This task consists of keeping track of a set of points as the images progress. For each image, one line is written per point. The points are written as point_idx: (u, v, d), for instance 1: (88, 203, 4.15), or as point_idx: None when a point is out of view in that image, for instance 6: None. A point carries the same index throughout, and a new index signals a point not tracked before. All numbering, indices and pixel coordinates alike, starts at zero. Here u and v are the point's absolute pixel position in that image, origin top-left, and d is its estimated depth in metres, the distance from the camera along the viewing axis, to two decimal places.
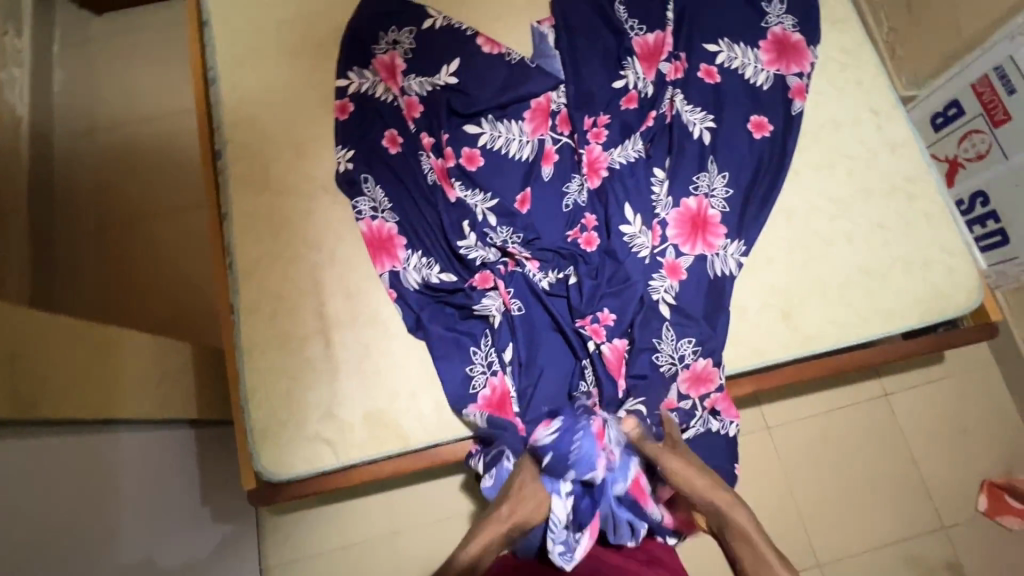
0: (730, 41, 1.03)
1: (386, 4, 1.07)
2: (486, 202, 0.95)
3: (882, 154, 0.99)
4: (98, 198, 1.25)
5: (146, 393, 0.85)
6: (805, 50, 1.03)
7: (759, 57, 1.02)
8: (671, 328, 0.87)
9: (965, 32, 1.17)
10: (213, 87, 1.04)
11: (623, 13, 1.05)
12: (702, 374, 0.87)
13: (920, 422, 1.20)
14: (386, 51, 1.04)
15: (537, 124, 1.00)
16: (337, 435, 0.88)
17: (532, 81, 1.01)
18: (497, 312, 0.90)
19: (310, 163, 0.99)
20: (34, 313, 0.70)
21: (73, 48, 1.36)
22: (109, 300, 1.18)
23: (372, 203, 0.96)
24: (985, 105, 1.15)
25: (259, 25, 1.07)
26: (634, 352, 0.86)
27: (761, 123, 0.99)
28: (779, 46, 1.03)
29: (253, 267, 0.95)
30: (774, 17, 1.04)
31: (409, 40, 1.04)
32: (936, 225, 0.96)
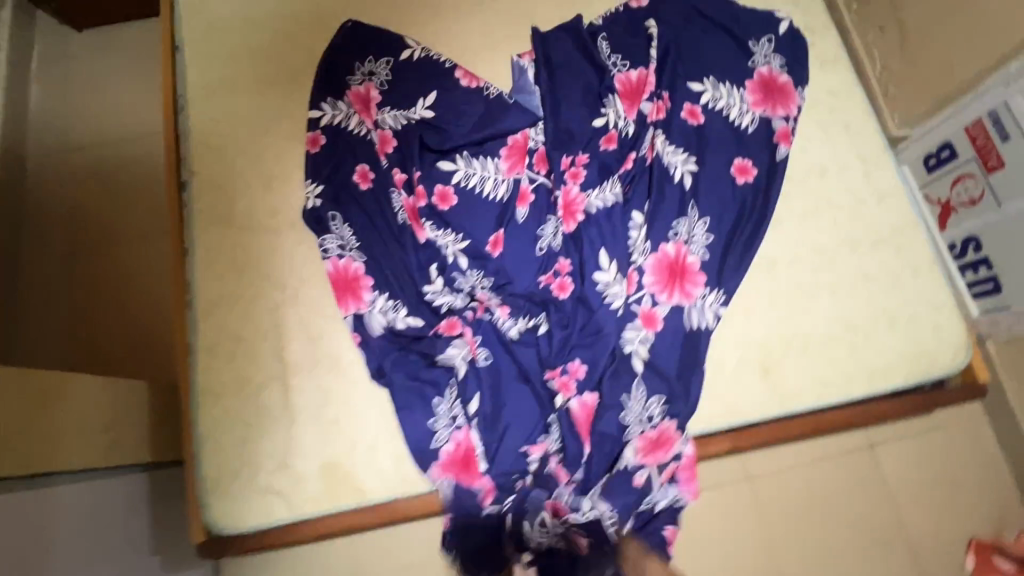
0: (716, 79, 0.99)
1: (363, 32, 1.03)
2: (457, 243, 0.92)
3: (869, 203, 0.96)
4: (68, 219, 1.21)
5: (93, 440, 0.81)
6: (793, 93, 1.00)
7: (744, 98, 0.99)
8: (641, 384, 0.84)
9: (958, 75, 1.14)
10: (183, 115, 1.01)
11: (607, 50, 1.01)
12: (663, 439, 0.84)
13: (908, 475, 1.16)
14: (361, 82, 1.00)
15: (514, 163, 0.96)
16: (291, 486, 0.84)
17: (510, 117, 0.97)
18: (463, 363, 0.86)
19: (278, 198, 0.96)
20: None
21: (50, 64, 1.29)
22: (75, 326, 1.14)
23: (339, 242, 0.92)
24: (978, 150, 1.11)
25: (232, 52, 1.04)
26: (601, 411, 0.83)
27: (745, 167, 0.96)
28: (766, 87, 1.00)
29: (213, 306, 0.91)
30: (760, 57, 1.01)
31: (386, 71, 1.00)
32: (924, 278, 0.93)
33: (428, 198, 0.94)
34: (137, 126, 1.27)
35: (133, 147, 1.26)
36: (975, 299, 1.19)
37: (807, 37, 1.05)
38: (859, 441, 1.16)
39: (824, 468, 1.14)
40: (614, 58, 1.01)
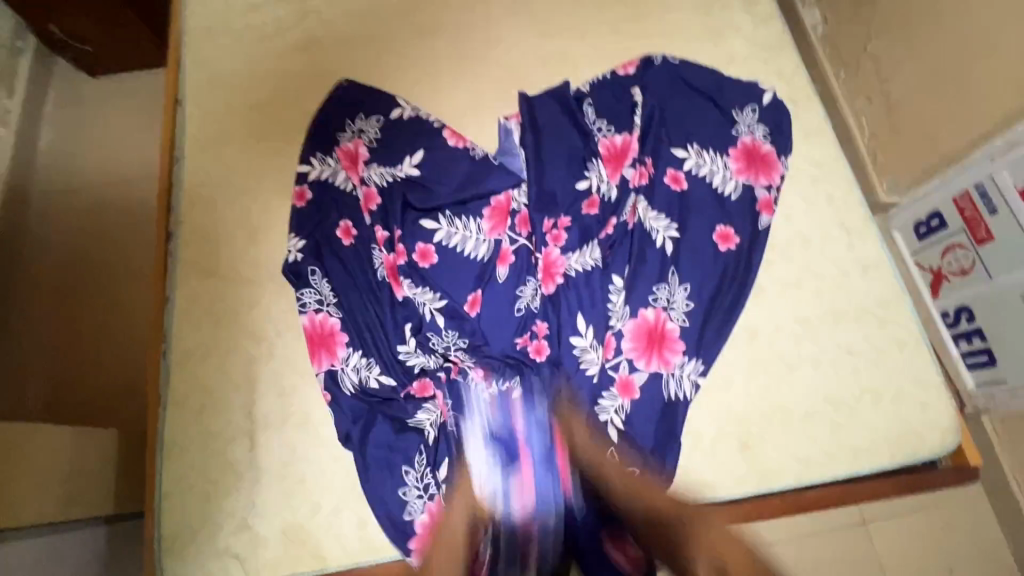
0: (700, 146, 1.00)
1: (355, 91, 1.05)
2: (435, 301, 0.91)
3: (852, 274, 0.95)
4: (63, 259, 1.23)
5: (52, 493, 0.80)
6: (775, 162, 1.00)
7: (727, 165, 0.99)
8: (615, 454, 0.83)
9: (944, 147, 1.15)
10: (178, 166, 1.03)
11: (592, 115, 1.03)
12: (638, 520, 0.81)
13: (904, 556, 1.10)
14: (351, 139, 1.01)
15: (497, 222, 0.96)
16: (248, 550, 0.82)
17: (493, 177, 0.98)
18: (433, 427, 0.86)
19: (261, 250, 0.97)
20: None
21: (62, 107, 1.35)
22: (58, 368, 1.15)
23: (317, 297, 0.92)
24: (967, 222, 1.10)
25: (230, 106, 1.07)
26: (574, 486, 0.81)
27: (728, 234, 0.95)
28: (748, 156, 1.00)
29: (187, 356, 0.91)
30: (743, 126, 1.02)
31: (376, 130, 1.02)
32: (910, 354, 0.91)
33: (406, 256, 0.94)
34: (138, 170, 1.31)
35: (133, 191, 1.29)
36: (970, 371, 1.16)
37: (790, 107, 1.07)
38: (852, 516, 1.11)
39: (813, 545, 1.09)
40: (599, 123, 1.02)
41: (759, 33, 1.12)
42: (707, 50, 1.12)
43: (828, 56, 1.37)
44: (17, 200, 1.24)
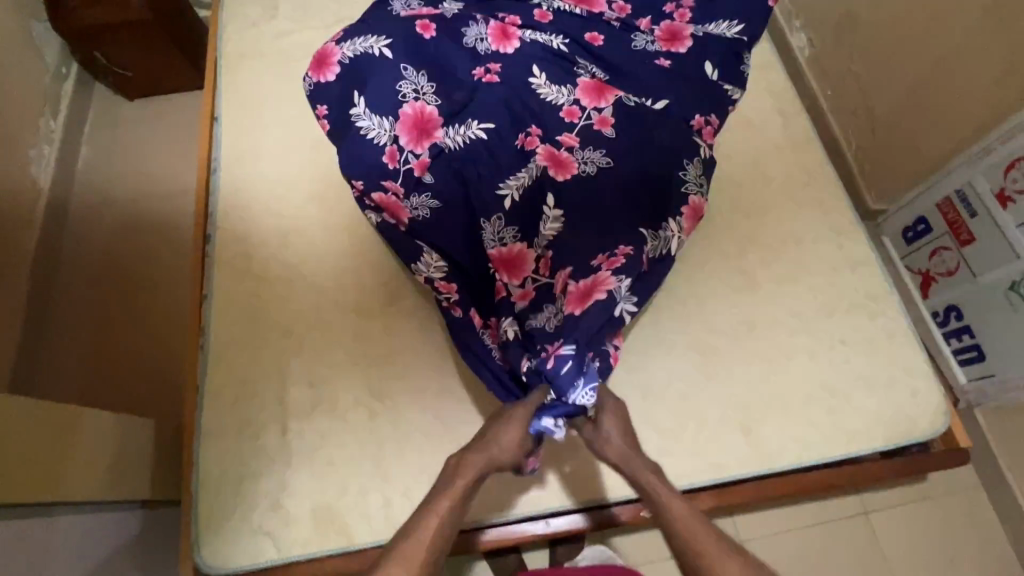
0: (414, 74, 1.06)
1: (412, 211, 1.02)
2: (427, 200, 0.99)
3: (843, 271, 1.02)
4: (100, 267, 1.30)
5: (100, 475, 0.85)
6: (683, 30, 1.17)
7: (574, 95, 1.06)
8: (561, 221, 0.95)
9: (925, 155, 1.23)
10: (214, 178, 1.11)
11: (410, 75, 1.05)
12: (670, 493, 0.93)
13: (901, 545, 1.14)
14: (409, 105, 1.02)
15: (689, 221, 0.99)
16: (280, 529, 0.87)
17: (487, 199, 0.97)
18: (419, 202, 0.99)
19: (293, 251, 1.05)
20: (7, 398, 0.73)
21: (102, 128, 1.45)
22: (94, 372, 1.21)
23: (380, 130, 1.02)
24: (950, 225, 1.18)
25: (261, 122, 1.15)
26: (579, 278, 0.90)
27: (712, 118, 1.10)
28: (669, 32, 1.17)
29: (223, 350, 0.97)
30: (585, 68, 1.11)
31: (431, 202, 0.99)
32: (899, 344, 0.97)
33: (536, 267, 0.93)
34: (172, 184, 1.40)
35: (164, 205, 1.38)
36: (962, 366, 1.21)
37: (780, 120, 1.15)
38: (853, 509, 1.15)
39: (817, 535, 1.13)
40: (405, 87, 1.04)
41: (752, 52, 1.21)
42: None
43: (814, 76, 1.46)
44: (59, 211, 1.33)
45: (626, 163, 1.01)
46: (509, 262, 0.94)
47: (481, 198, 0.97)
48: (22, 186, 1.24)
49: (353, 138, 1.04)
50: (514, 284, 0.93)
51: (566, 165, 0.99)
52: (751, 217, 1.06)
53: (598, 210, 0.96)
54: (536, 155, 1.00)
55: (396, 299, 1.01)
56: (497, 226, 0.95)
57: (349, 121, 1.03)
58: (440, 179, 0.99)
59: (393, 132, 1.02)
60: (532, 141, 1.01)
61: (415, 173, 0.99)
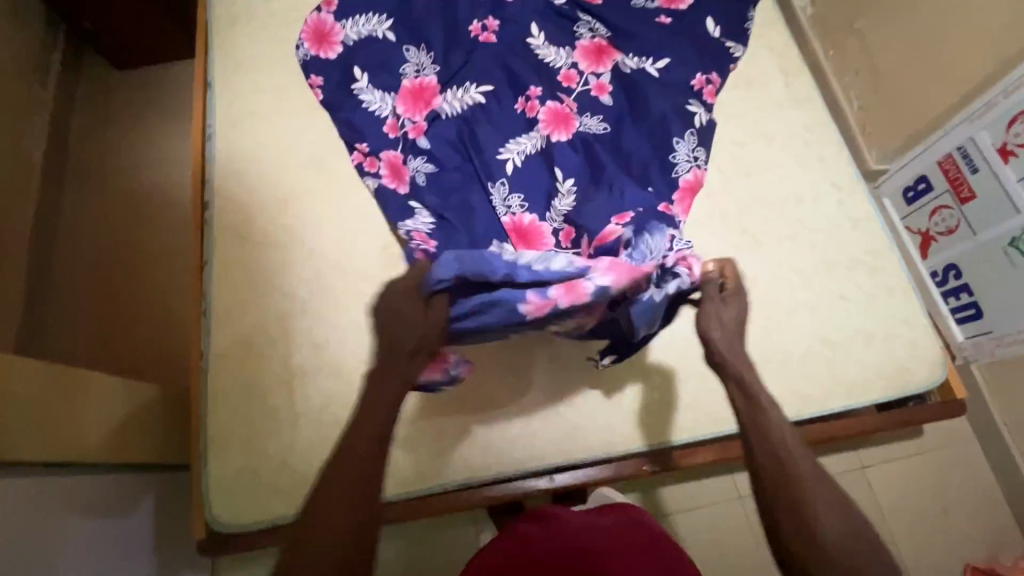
0: (416, 47, 1.07)
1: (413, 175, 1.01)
2: (424, 166, 0.98)
3: (844, 228, 1.02)
4: (99, 238, 1.30)
5: (109, 439, 0.86)
6: None
7: (572, 57, 1.06)
8: (575, 189, 0.94)
9: (927, 113, 1.22)
10: (211, 144, 1.09)
11: (412, 52, 1.07)
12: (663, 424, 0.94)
13: (897, 498, 1.17)
14: (410, 78, 1.05)
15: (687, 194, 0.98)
16: (290, 487, 0.88)
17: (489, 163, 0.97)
18: (421, 171, 0.98)
19: (293, 217, 1.04)
20: (15, 361, 0.73)
21: (93, 99, 1.42)
22: (99, 342, 1.22)
23: (380, 103, 1.05)
24: (951, 182, 1.18)
25: (256, 87, 1.13)
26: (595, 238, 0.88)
27: (713, 75, 1.08)
28: None
29: (226, 315, 0.97)
30: (585, 26, 1.09)
31: (428, 164, 0.98)
32: (899, 299, 0.98)
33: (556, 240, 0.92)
34: (167, 155, 1.38)
35: (161, 176, 1.36)
36: (959, 324, 1.23)
37: (782, 78, 1.14)
38: (850, 464, 1.17)
39: None
40: (407, 65, 1.06)
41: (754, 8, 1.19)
42: None
43: (816, 36, 1.44)
44: (54, 184, 1.31)
45: (629, 128, 1.01)
46: (523, 233, 0.92)
47: (484, 164, 0.97)
48: (16, 158, 1.22)
49: (355, 112, 1.06)
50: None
51: (562, 125, 0.99)
52: (752, 175, 1.05)
53: (603, 176, 0.95)
54: (537, 121, 0.99)
55: (398, 263, 1.01)
56: (507, 198, 0.94)
57: (351, 95, 1.07)
58: (439, 144, 0.99)
59: (393, 103, 1.04)
60: (531, 106, 1.01)
61: (411, 138, 1.01)
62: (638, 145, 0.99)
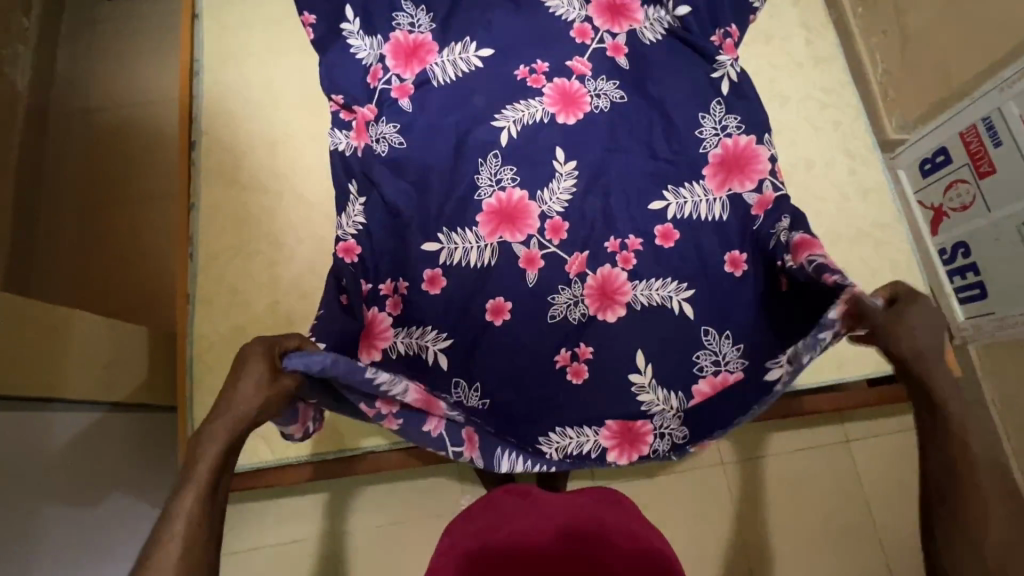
0: (415, 5, 1.02)
1: (416, 126, 0.98)
2: (392, 131, 0.98)
3: (854, 198, 0.98)
4: (86, 177, 1.27)
5: (91, 376, 0.86)
6: None
7: (587, 12, 1.03)
8: (574, 179, 0.97)
9: (954, 79, 1.15)
10: (197, 80, 1.04)
11: (410, 6, 1.02)
12: (631, 440, 0.87)
13: (878, 472, 1.18)
14: (402, 32, 1.01)
15: (727, 172, 0.95)
16: (274, 432, 0.89)
17: (480, 126, 0.98)
18: (386, 135, 0.98)
19: (281, 161, 1.01)
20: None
21: (78, 29, 1.35)
22: (90, 281, 1.21)
23: (369, 54, 1.01)
24: (971, 155, 1.12)
25: (246, 20, 1.07)
26: (595, 258, 0.94)
27: (734, 28, 1.02)
28: None
29: (213, 259, 0.96)
30: None
31: (396, 135, 0.98)
32: (901, 275, 0.95)
33: (541, 227, 0.95)
34: (155, 92, 1.33)
35: (149, 114, 1.31)
36: (961, 304, 1.20)
37: (804, 34, 1.07)
38: (834, 436, 1.18)
39: (798, 460, 1.16)
40: (402, 16, 1.01)
41: None
42: None
43: None
44: (39, 118, 1.27)
45: (639, 100, 1.00)
46: (505, 211, 0.95)
47: (481, 132, 0.98)
48: None
49: (339, 57, 1.01)
50: (516, 241, 0.94)
51: (574, 109, 0.99)
52: None
53: (605, 149, 0.98)
54: (543, 94, 1.00)
55: None
56: (501, 172, 0.97)
57: (339, 37, 1.01)
58: (422, 110, 0.99)
59: (380, 52, 1.00)
60: (536, 77, 1.00)
61: (395, 97, 0.99)
62: (648, 122, 0.99)
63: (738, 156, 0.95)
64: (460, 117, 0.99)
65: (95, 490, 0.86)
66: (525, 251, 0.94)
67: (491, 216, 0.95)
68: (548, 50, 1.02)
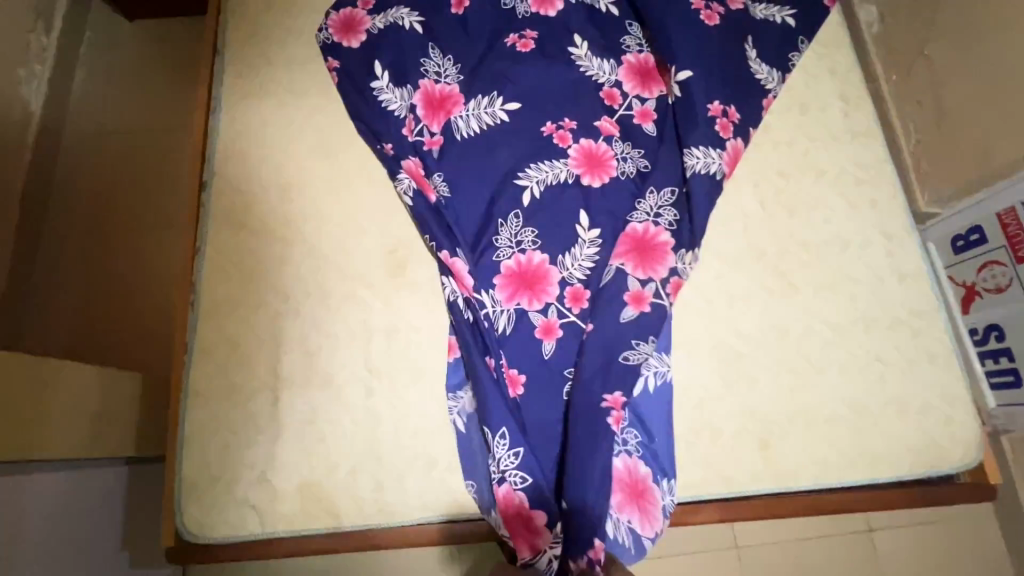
0: (442, 54, 1.00)
1: (462, 177, 0.95)
2: (441, 186, 0.94)
3: (889, 282, 0.93)
4: (94, 205, 1.23)
5: (77, 432, 0.81)
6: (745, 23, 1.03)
7: (618, 75, 1.02)
8: (596, 246, 0.92)
9: (994, 160, 1.11)
10: (213, 119, 1.01)
11: (436, 53, 1.00)
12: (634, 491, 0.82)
13: (904, 565, 1.11)
14: (430, 83, 0.98)
15: (634, 257, 0.89)
16: (266, 503, 0.83)
17: (504, 190, 0.94)
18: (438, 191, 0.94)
19: (295, 207, 0.97)
20: None
21: (98, 50, 1.33)
22: (92, 314, 1.17)
23: (401, 104, 0.98)
24: (1009, 238, 1.06)
25: (268, 59, 1.04)
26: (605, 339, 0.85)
27: (732, 107, 0.97)
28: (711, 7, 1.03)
29: (215, 308, 0.91)
30: (634, 41, 1.05)
31: (444, 186, 0.94)
32: (939, 368, 0.89)
33: (559, 295, 0.89)
34: (172, 119, 1.30)
35: (167, 143, 1.28)
36: (994, 391, 1.13)
37: (841, 106, 1.04)
38: (858, 524, 1.12)
39: (819, 548, 1.10)
40: (429, 66, 0.99)
41: (819, 25, 1.08)
42: (769, 29, 1.05)
43: (880, 56, 1.32)
44: (50, 138, 1.23)
45: (666, 166, 0.96)
46: (526, 282, 0.90)
47: (502, 193, 0.94)
48: (10, 108, 1.14)
49: (369, 108, 0.98)
50: (534, 308, 0.89)
51: (601, 173, 0.95)
52: (797, 214, 0.96)
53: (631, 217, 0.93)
54: (568, 154, 0.96)
55: (403, 271, 0.94)
56: (523, 233, 0.92)
57: (370, 94, 0.99)
58: (449, 163, 0.95)
59: (410, 103, 0.98)
60: (563, 135, 0.97)
61: (427, 150, 0.96)
62: (673, 190, 0.94)
63: (645, 240, 0.91)
64: (483, 173, 0.95)
65: (69, 556, 0.80)
66: (543, 321, 0.88)
67: (508, 289, 0.89)
68: (578, 108, 0.99)
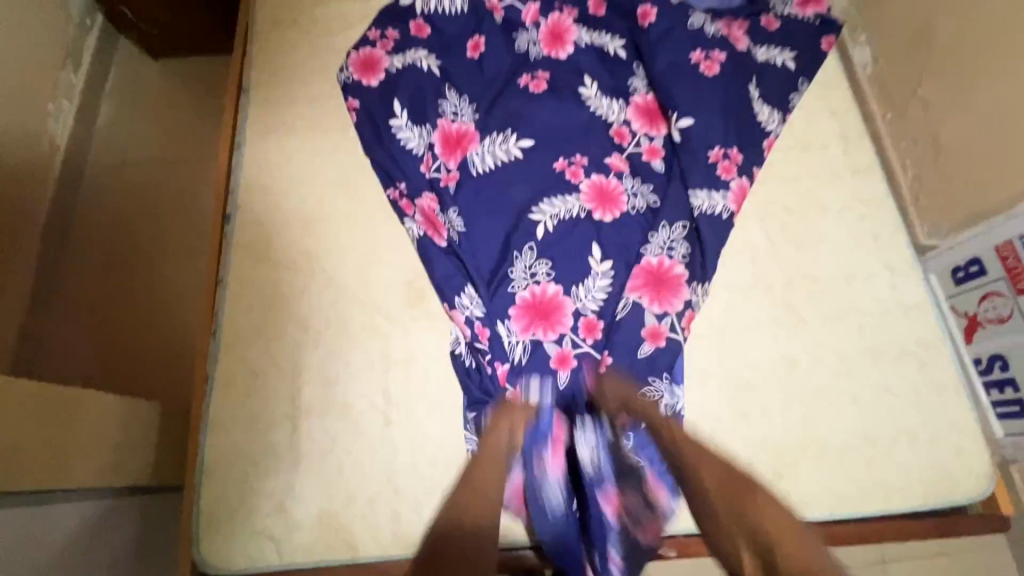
0: (458, 94, 1.04)
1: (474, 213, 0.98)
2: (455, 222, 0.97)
3: (895, 314, 0.96)
4: (114, 235, 1.26)
5: (98, 462, 0.82)
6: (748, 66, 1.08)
7: (626, 114, 1.06)
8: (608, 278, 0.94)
9: (990, 196, 1.15)
10: (238, 154, 1.05)
11: (453, 94, 1.05)
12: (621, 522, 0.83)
13: None
14: (448, 122, 1.03)
15: (652, 291, 0.93)
16: (283, 533, 0.83)
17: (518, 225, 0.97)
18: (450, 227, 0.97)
19: (315, 240, 0.99)
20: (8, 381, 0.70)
21: (123, 86, 1.38)
22: (109, 341, 1.18)
23: (419, 142, 1.02)
24: (1008, 270, 1.09)
25: (292, 97, 1.09)
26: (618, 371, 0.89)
27: (735, 150, 1.02)
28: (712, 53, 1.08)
29: (236, 338, 0.93)
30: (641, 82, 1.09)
31: (458, 221, 0.97)
32: (948, 399, 0.91)
33: (573, 325, 0.91)
34: (193, 152, 1.34)
35: (188, 175, 1.32)
36: (1001, 420, 1.14)
37: (841, 144, 1.08)
38: None
39: None
40: (446, 106, 1.03)
41: (818, 67, 1.13)
42: (771, 71, 1.10)
43: (876, 96, 1.38)
44: (73, 171, 1.27)
45: (676, 201, 0.99)
46: (544, 312, 0.92)
47: (517, 227, 0.97)
48: (38, 141, 1.18)
49: (388, 145, 1.02)
50: (549, 339, 0.91)
51: (610, 210, 0.99)
52: (802, 248, 1.00)
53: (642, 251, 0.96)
54: (580, 189, 1.00)
55: (420, 301, 0.96)
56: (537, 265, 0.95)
57: (389, 132, 1.03)
58: (466, 197, 0.99)
59: (429, 141, 1.02)
60: (575, 170, 1.01)
61: (444, 186, 0.99)
62: (684, 225, 0.98)
63: (659, 272, 0.94)
64: (498, 208, 0.98)
65: None
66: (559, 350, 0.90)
67: (525, 317, 0.92)
68: (590, 146, 1.03)
